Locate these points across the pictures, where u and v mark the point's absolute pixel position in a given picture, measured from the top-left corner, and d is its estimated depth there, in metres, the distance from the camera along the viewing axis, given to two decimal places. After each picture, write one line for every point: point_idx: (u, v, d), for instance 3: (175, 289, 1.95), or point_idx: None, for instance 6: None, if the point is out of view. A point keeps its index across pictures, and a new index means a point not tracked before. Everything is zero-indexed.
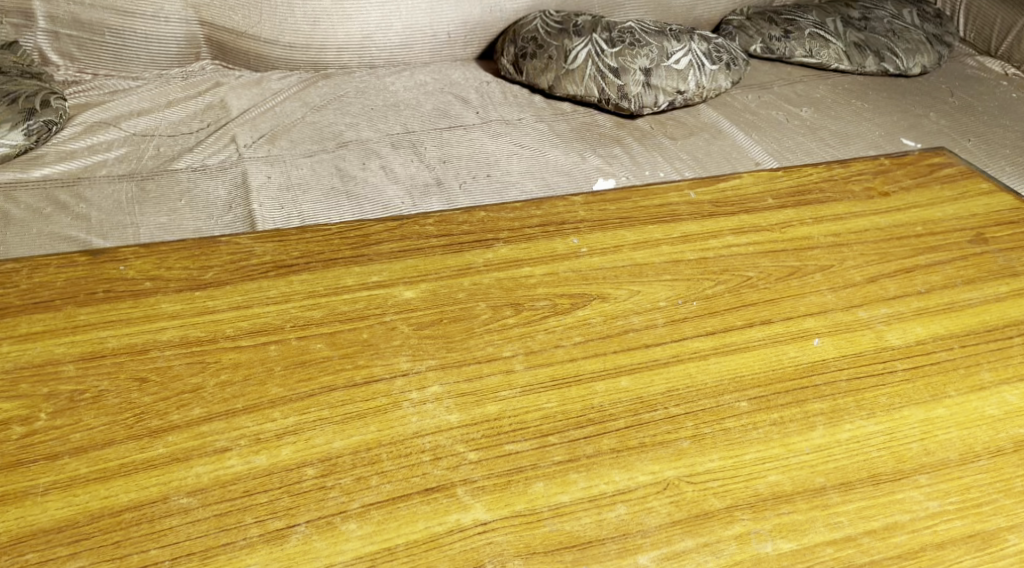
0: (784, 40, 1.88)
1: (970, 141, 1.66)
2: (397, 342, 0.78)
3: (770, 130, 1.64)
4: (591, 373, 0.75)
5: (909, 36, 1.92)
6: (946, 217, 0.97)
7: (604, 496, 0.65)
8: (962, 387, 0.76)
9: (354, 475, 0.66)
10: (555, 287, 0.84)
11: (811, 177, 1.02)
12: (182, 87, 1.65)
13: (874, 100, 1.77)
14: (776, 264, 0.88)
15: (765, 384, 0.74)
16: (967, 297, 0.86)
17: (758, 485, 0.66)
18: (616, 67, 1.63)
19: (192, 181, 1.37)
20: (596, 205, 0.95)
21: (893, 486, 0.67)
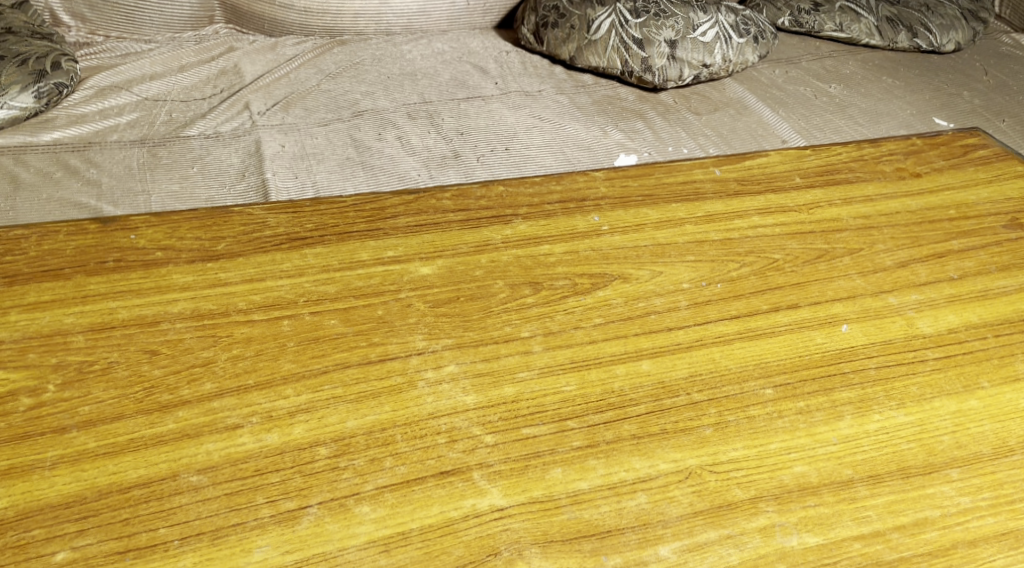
0: (813, 13, 1.82)
1: (1003, 122, 1.62)
2: (412, 320, 0.76)
3: (797, 107, 1.60)
4: (605, 356, 0.73)
5: (944, 11, 1.87)
6: (981, 201, 0.94)
7: (624, 483, 0.64)
8: (996, 378, 0.73)
9: (368, 456, 0.65)
10: (575, 267, 0.82)
11: (841, 156, 0.99)
12: (195, 51, 1.62)
13: (903, 77, 1.73)
14: (804, 247, 0.86)
15: (791, 371, 0.72)
16: (1002, 285, 0.83)
17: (782, 476, 0.64)
18: (640, 39, 1.60)
19: (204, 148, 1.35)
20: (618, 182, 0.93)
21: (923, 480, 0.65)
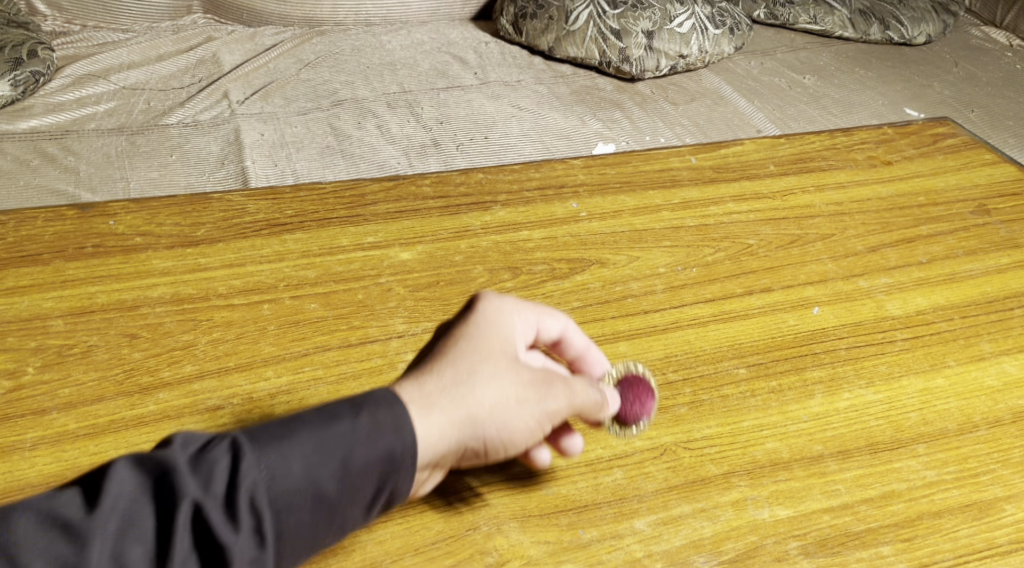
0: (788, 5, 1.84)
1: (973, 113, 1.65)
2: (392, 304, 0.76)
3: (772, 98, 1.62)
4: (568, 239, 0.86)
5: (916, 4, 1.89)
6: (948, 188, 0.96)
7: (600, 460, 0.65)
8: (961, 357, 0.75)
9: None
10: (553, 252, 0.83)
11: (814, 145, 1.00)
12: (173, 40, 1.60)
13: (876, 69, 1.75)
14: (777, 232, 0.87)
15: (764, 351, 0.74)
16: (968, 269, 0.85)
17: (754, 452, 0.66)
18: (618, 29, 1.61)
19: (183, 136, 1.35)
20: (596, 169, 0.94)
21: (890, 455, 0.66)
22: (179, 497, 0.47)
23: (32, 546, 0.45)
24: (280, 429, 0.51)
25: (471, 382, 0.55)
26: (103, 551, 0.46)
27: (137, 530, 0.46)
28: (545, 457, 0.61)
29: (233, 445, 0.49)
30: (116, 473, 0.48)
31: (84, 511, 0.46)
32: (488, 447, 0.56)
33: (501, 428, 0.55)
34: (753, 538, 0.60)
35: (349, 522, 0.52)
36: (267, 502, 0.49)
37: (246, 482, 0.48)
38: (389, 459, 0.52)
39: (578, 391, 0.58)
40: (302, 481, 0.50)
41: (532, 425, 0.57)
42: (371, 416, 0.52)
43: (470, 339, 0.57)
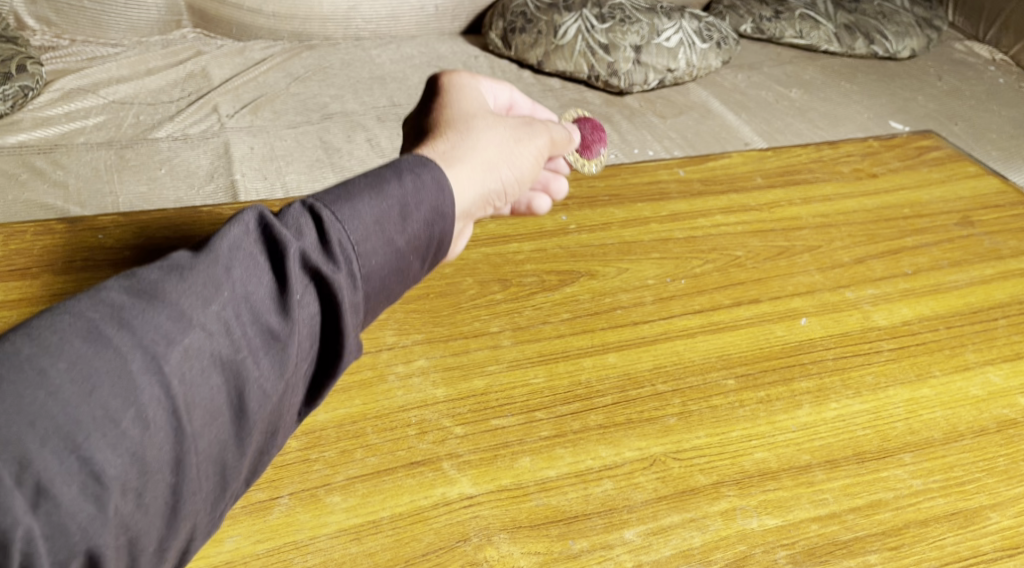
0: (774, 20, 1.86)
1: (956, 125, 1.66)
2: (382, 316, 0.77)
3: (759, 112, 1.64)
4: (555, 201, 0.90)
5: (899, 19, 1.90)
6: (933, 200, 0.97)
7: (590, 471, 0.65)
8: (946, 367, 0.76)
9: (338, 448, 0.66)
10: (542, 264, 0.84)
11: (800, 157, 1.01)
12: (163, 54, 1.59)
13: (860, 82, 1.77)
14: (765, 244, 0.88)
15: (753, 361, 0.75)
16: (953, 279, 0.86)
17: (743, 461, 0.66)
18: (607, 43, 1.62)
19: (172, 150, 1.35)
20: (585, 182, 0.94)
21: (877, 465, 0.67)
22: (286, 242, 0.50)
23: (156, 303, 0.45)
24: (344, 186, 0.55)
25: (471, 132, 0.65)
26: (226, 304, 0.47)
27: (254, 268, 0.49)
28: (542, 205, 0.76)
29: (313, 201, 0.53)
30: (209, 239, 0.49)
31: (195, 265, 0.47)
32: (507, 189, 0.67)
33: (512, 166, 0.67)
34: (742, 547, 0.61)
35: (419, 271, 0.58)
36: (357, 245, 0.53)
37: (337, 227, 0.53)
38: (446, 204, 0.58)
39: (546, 129, 0.72)
40: (386, 226, 0.54)
41: (529, 159, 0.69)
42: (424, 174, 0.58)
43: (450, 119, 0.67)
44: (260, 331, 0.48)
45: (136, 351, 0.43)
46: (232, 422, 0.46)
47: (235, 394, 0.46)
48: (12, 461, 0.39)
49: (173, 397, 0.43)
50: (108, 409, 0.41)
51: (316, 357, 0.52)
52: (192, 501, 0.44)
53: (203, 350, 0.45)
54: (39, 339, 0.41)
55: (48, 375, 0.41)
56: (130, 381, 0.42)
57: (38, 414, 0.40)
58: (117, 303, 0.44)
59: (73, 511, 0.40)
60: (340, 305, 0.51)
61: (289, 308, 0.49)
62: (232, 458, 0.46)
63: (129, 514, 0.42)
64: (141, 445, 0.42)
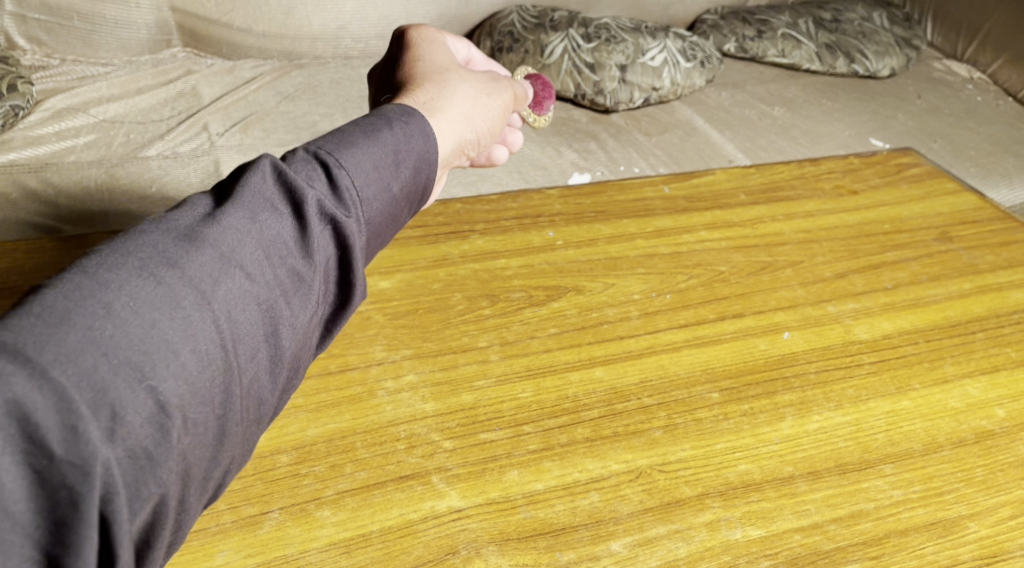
0: (757, 39, 1.88)
1: (936, 142, 1.69)
2: (372, 332, 0.78)
3: (743, 129, 1.66)
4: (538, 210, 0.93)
5: (879, 38, 1.94)
6: (912, 216, 0.99)
7: (577, 484, 0.66)
8: (926, 380, 0.77)
9: (328, 462, 0.66)
10: (530, 280, 0.85)
11: (782, 174, 1.03)
12: (153, 73, 1.60)
13: (842, 100, 1.79)
14: (748, 259, 0.89)
15: (737, 375, 0.76)
16: (932, 294, 0.87)
17: (727, 473, 0.67)
18: (592, 62, 1.63)
19: (163, 169, 1.36)
20: (572, 199, 0.96)
21: (858, 476, 0.68)
22: (303, 191, 0.58)
23: (202, 246, 0.51)
24: (341, 134, 0.63)
25: (447, 85, 0.74)
26: (256, 253, 0.54)
27: (280, 216, 0.57)
28: (500, 155, 0.88)
29: (319, 148, 0.61)
30: (233, 189, 0.56)
31: (229, 214, 0.54)
32: (478, 140, 0.77)
33: (484, 119, 0.76)
34: (727, 558, 0.62)
35: (405, 217, 0.67)
36: (359, 192, 0.62)
37: (343, 174, 0.61)
38: (430, 152, 0.68)
39: (509, 86, 0.81)
40: (382, 173, 0.63)
41: (496, 111, 0.78)
42: (411, 124, 0.67)
43: (428, 72, 0.76)
44: (286, 272, 0.56)
45: (186, 289, 0.49)
46: (266, 357, 0.53)
47: (269, 332, 0.53)
48: (93, 389, 0.44)
49: (222, 331, 0.50)
50: (170, 342, 0.47)
51: (327, 296, 0.61)
52: (234, 429, 0.51)
53: (245, 289, 0.52)
54: (103, 279, 0.47)
55: (115, 311, 0.46)
56: (184, 320, 0.49)
57: (112, 345, 0.45)
58: (170, 246, 0.51)
59: (145, 433, 0.46)
60: (349, 244, 0.60)
61: (307, 250, 0.57)
62: (265, 389, 0.54)
63: (187, 440, 0.48)
64: (197, 379, 0.48)
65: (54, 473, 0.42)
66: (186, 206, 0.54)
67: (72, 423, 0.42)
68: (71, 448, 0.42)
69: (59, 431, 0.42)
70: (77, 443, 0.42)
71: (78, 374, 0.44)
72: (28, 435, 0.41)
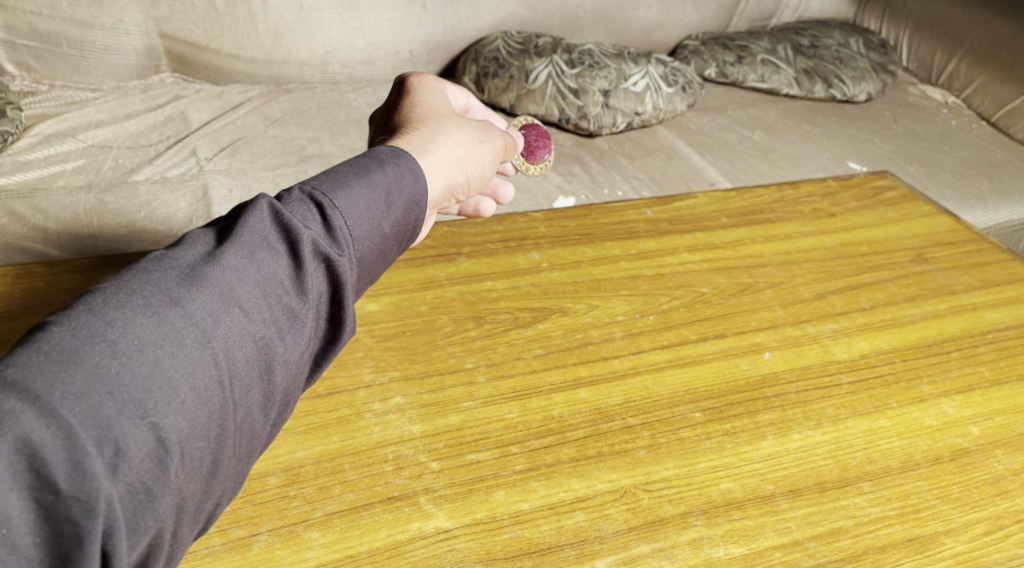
0: (737, 65, 1.92)
1: (913, 166, 1.72)
2: (360, 354, 0.79)
3: (725, 153, 1.68)
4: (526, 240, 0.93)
5: (856, 64, 1.97)
6: (889, 238, 1.01)
7: (563, 503, 0.67)
8: (903, 399, 0.79)
9: (317, 484, 0.67)
10: (516, 302, 0.86)
11: (763, 197, 1.05)
12: (141, 99, 1.61)
13: (822, 124, 1.82)
14: (729, 281, 0.91)
15: (718, 396, 0.77)
16: (908, 314, 0.89)
17: (710, 492, 0.69)
18: (576, 88, 1.65)
19: (152, 194, 1.37)
20: (557, 222, 0.97)
21: (837, 493, 0.70)
22: (298, 232, 0.61)
23: (201, 288, 0.56)
24: (336, 174, 0.67)
25: (440, 130, 0.77)
26: (252, 293, 0.58)
27: (277, 255, 0.61)
28: (486, 209, 0.92)
29: (314, 189, 0.65)
30: (233, 228, 0.60)
31: (229, 255, 0.58)
32: (469, 184, 0.79)
33: (476, 164, 0.79)
34: None
35: (397, 256, 0.71)
36: (353, 230, 0.65)
37: (337, 214, 0.64)
38: (421, 197, 0.71)
39: (502, 137, 0.84)
40: (376, 214, 0.67)
41: (488, 160, 0.81)
42: (403, 168, 0.70)
43: (421, 118, 0.79)
44: (280, 311, 0.59)
45: (185, 331, 0.54)
46: (259, 393, 0.57)
47: (262, 369, 0.57)
48: (97, 426, 0.48)
49: (219, 370, 0.54)
50: (169, 381, 0.52)
51: (319, 332, 0.64)
52: (226, 463, 0.55)
53: (240, 329, 0.56)
54: (109, 320, 0.51)
55: (120, 351, 0.51)
56: (183, 359, 0.53)
57: (115, 385, 0.50)
58: (173, 288, 0.55)
59: (144, 468, 0.50)
60: (342, 282, 0.64)
61: (302, 289, 0.61)
62: (257, 423, 0.58)
63: (183, 475, 0.52)
64: (193, 415, 0.52)
65: (58, 507, 0.46)
66: (188, 245, 0.58)
67: (77, 459, 0.47)
68: (76, 484, 0.46)
69: (65, 468, 0.46)
70: (81, 479, 0.46)
71: (84, 413, 0.48)
72: (36, 471, 0.46)
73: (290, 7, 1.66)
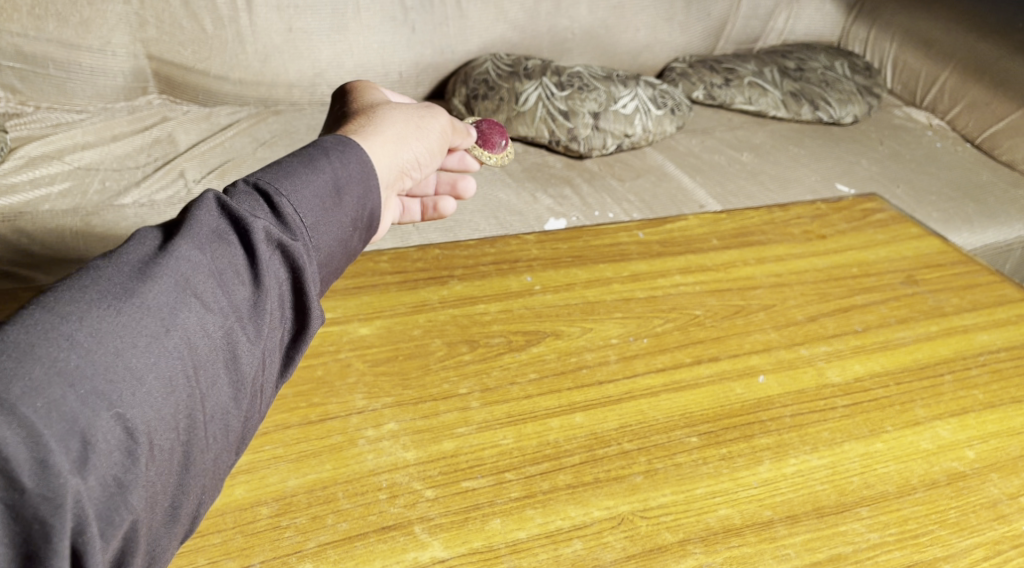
0: (724, 87, 1.93)
1: (899, 188, 1.73)
2: (352, 380, 0.78)
3: (713, 175, 1.69)
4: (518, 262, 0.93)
5: (841, 87, 1.99)
6: (879, 260, 1.01)
7: (560, 532, 0.67)
8: (898, 423, 0.79)
9: (309, 514, 0.66)
10: (509, 325, 0.86)
11: (753, 220, 1.05)
12: (128, 120, 1.60)
13: (808, 146, 1.84)
14: (722, 303, 0.91)
15: (714, 419, 0.77)
16: (900, 336, 0.90)
17: (708, 518, 0.68)
18: (566, 110, 1.66)
19: (139, 217, 1.36)
20: (549, 244, 0.97)
21: (836, 519, 0.69)
22: (247, 220, 0.60)
23: (157, 278, 0.55)
24: (280, 166, 0.66)
25: (369, 120, 0.76)
26: (209, 283, 0.57)
27: (230, 245, 0.60)
28: (446, 207, 0.90)
29: (258, 179, 0.64)
30: (182, 222, 0.59)
31: (182, 246, 0.57)
32: (420, 157, 0.78)
33: (420, 138, 0.78)
34: None
35: (358, 243, 0.70)
36: (304, 217, 0.64)
37: (284, 201, 0.64)
38: (369, 176, 0.70)
39: (439, 111, 0.83)
40: (325, 199, 0.66)
41: (431, 133, 0.80)
42: (347, 152, 0.69)
43: (362, 112, 0.79)
44: (238, 302, 0.59)
45: (144, 322, 0.53)
46: (226, 384, 0.57)
47: (225, 359, 0.57)
48: (61, 421, 0.48)
49: (182, 360, 0.54)
50: (132, 372, 0.51)
51: (285, 323, 0.64)
52: (198, 454, 0.55)
53: (201, 319, 0.55)
54: (63, 314, 0.50)
55: (78, 343, 0.50)
56: (143, 350, 0.52)
57: (77, 378, 0.49)
58: (128, 282, 0.54)
59: (113, 461, 0.49)
60: (299, 267, 0.63)
61: (258, 277, 0.60)
62: (229, 415, 0.57)
63: (153, 468, 0.51)
64: (158, 406, 0.52)
65: (26, 507, 0.45)
66: (138, 241, 0.57)
67: (42, 458, 0.46)
68: (41, 481, 0.46)
69: (30, 467, 0.46)
70: (47, 478, 0.46)
71: (46, 408, 0.47)
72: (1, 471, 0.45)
73: (280, 29, 1.66)
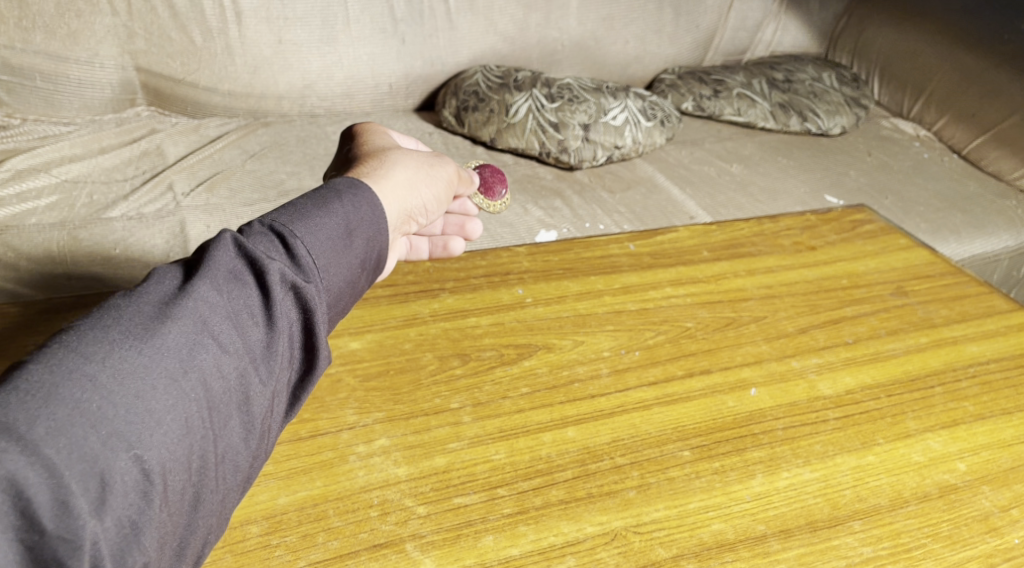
0: (714, 99, 1.94)
1: (887, 199, 1.74)
2: (343, 395, 0.78)
3: (703, 186, 1.70)
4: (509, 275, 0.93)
5: (829, 98, 2.00)
6: (869, 271, 1.02)
7: (553, 548, 0.66)
8: (889, 435, 0.79)
9: (300, 532, 0.66)
10: (501, 338, 0.86)
11: (744, 231, 1.06)
12: (116, 132, 1.59)
13: (797, 157, 1.84)
14: (713, 315, 0.91)
15: (706, 433, 0.77)
16: (891, 348, 0.90)
17: (701, 534, 0.68)
18: (556, 122, 1.66)
19: (127, 231, 1.35)
20: (540, 256, 0.97)
21: (828, 533, 0.69)
22: (263, 262, 0.61)
23: (176, 320, 0.56)
24: (294, 207, 0.67)
25: (385, 162, 0.77)
26: (225, 324, 0.58)
27: (247, 285, 0.61)
28: (455, 247, 0.94)
29: (274, 221, 0.65)
30: (200, 261, 0.60)
31: (200, 286, 0.58)
32: (426, 207, 0.79)
33: (430, 187, 0.79)
34: None
35: (365, 284, 0.70)
36: (316, 258, 0.65)
37: (298, 242, 0.64)
38: (380, 221, 0.71)
39: (452, 163, 0.83)
40: (336, 241, 0.67)
41: (440, 184, 0.81)
42: (359, 196, 0.70)
43: (373, 155, 0.79)
44: (254, 342, 0.60)
45: (162, 365, 0.54)
46: (240, 424, 0.58)
47: (240, 401, 0.58)
48: (81, 462, 0.50)
49: (198, 401, 0.55)
50: (150, 414, 0.53)
51: (295, 362, 0.64)
52: (212, 494, 0.56)
53: (217, 361, 0.57)
54: (87, 355, 0.52)
55: (100, 384, 0.52)
56: (161, 392, 0.54)
57: (99, 419, 0.51)
58: (148, 323, 0.55)
59: (129, 501, 0.51)
60: (310, 309, 0.63)
61: (271, 317, 0.61)
62: (242, 454, 0.58)
63: (167, 510, 0.53)
64: (174, 448, 0.53)
65: (45, 547, 0.48)
66: (157, 281, 0.59)
67: (63, 498, 0.48)
68: (61, 523, 0.48)
69: (51, 509, 0.48)
70: (67, 520, 0.48)
71: (68, 449, 0.49)
72: (22, 512, 0.47)
73: (269, 41, 1.65)
